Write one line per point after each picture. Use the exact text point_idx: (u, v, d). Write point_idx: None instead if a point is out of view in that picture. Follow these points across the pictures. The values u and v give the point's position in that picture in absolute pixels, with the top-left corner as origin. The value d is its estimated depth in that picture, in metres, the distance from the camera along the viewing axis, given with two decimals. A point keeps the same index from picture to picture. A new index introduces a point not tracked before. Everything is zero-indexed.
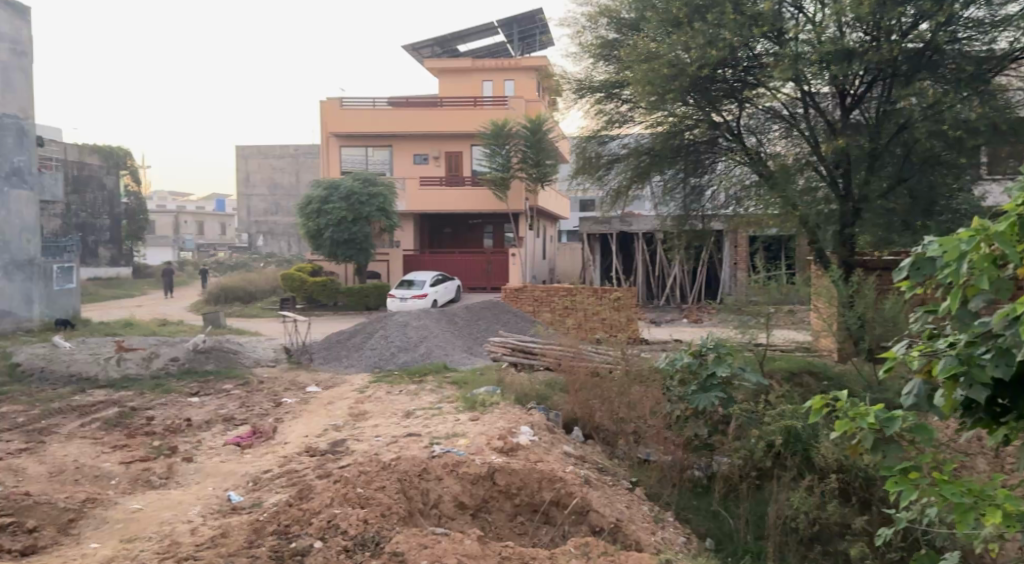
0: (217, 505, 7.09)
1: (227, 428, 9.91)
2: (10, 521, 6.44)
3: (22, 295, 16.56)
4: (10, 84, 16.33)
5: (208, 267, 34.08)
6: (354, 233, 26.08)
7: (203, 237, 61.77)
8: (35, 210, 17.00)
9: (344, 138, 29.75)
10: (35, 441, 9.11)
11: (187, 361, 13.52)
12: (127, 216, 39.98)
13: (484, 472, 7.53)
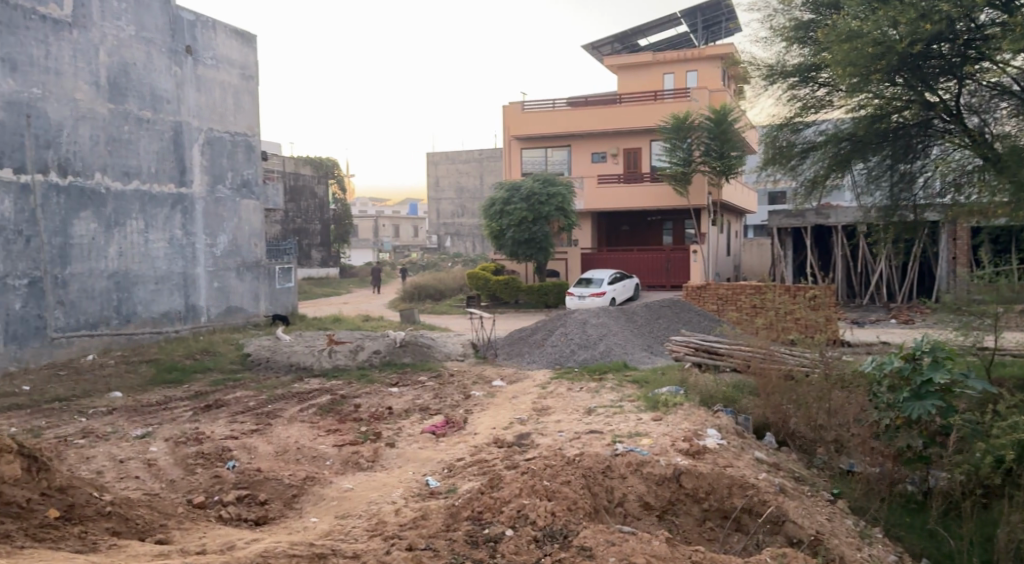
0: (416, 489, 7.53)
1: (423, 417, 10.52)
2: (246, 494, 7.27)
3: (251, 293, 18.60)
4: (240, 106, 18.35)
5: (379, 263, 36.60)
6: (534, 233, 26.63)
7: (398, 239, 65.79)
8: (260, 218, 18.97)
9: (525, 141, 30.64)
10: (264, 423, 10.20)
11: (388, 352, 14.47)
12: (335, 221, 43.63)
13: (670, 474, 7.40)
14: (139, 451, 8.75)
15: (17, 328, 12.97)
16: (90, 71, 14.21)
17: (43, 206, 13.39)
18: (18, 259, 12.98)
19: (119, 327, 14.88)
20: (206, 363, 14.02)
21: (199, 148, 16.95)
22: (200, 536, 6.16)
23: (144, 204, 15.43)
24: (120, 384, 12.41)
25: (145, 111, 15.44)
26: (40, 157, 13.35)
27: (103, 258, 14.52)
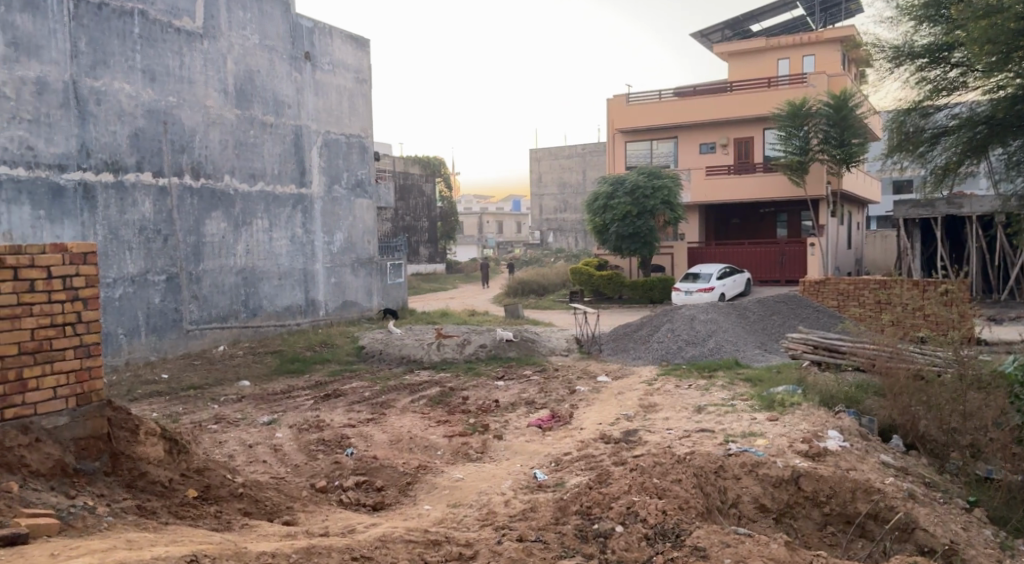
0: (525, 481, 7.60)
1: (529, 411, 10.60)
2: (364, 480, 7.57)
3: (365, 288, 19.37)
4: (355, 109, 19.07)
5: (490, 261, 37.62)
6: (639, 227, 26.24)
7: (501, 236, 66.45)
8: (373, 216, 19.69)
9: (629, 134, 30.33)
10: (378, 412, 10.57)
11: (493, 346, 14.67)
12: (441, 218, 44.59)
13: (787, 476, 7.14)
14: (266, 436, 9.27)
15: (157, 321, 13.89)
16: (219, 80, 15.04)
17: (178, 208, 14.27)
18: (157, 257, 13.88)
19: (247, 320, 15.82)
20: (324, 355, 14.68)
21: (318, 150, 17.74)
22: (322, 519, 6.46)
23: (268, 204, 16.29)
24: (248, 373, 13.19)
25: (268, 116, 16.28)
26: (175, 161, 14.20)
27: (231, 255, 15.42)
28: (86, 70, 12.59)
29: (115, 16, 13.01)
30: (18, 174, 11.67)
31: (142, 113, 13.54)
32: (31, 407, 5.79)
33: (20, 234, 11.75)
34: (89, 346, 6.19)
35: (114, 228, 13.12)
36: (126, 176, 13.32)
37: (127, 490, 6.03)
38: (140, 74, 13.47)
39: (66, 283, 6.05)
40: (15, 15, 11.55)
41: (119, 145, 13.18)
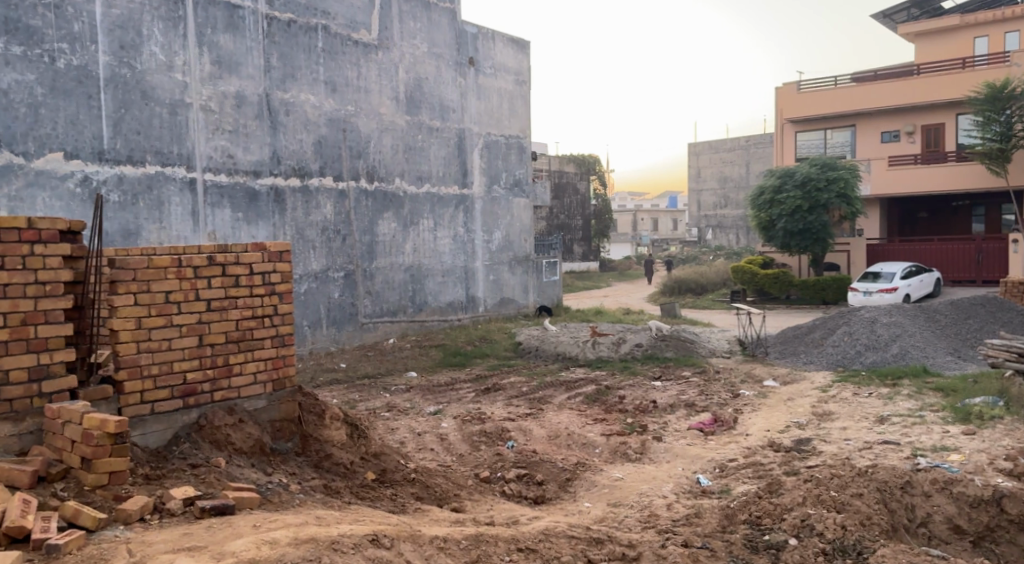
0: (688, 485, 7.43)
1: (690, 413, 10.32)
2: (525, 473, 7.71)
3: (522, 286, 19.78)
4: (515, 110, 19.49)
5: (652, 255, 37.57)
6: (810, 223, 24.81)
7: (657, 233, 65.24)
8: (530, 215, 20.04)
9: (800, 123, 28.83)
10: (535, 408, 10.72)
11: (650, 346, 14.44)
12: (596, 216, 44.54)
13: (988, 497, 6.49)
14: (432, 425, 9.67)
15: (336, 314, 14.89)
16: (392, 88, 15.87)
17: (355, 209, 15.22)
18: (337, 254, 14.88)
19: (414, 315, 16.60)
20: (484, 349, 15.11)
21: (479, 152, 18.27)
22: (488, 508, 6.67)
23: (433, 205, 17.00)
24: (414, 365, 13.84)
25: (435, 121, 16.98)
26: (352, 166, 15.15)
27: (401, 253, 16.24)
28: (277, 83, 13.69)
29: (302, 33, 14.06)
30: (221, 181, 12.87)
31: (324, 122, 14.54)
32: (235, 391, 6.41)
33: (223, 234, 12.95)
34: (283, 337, 6.78)
35: (300, 228, 14.21)
36: (310, 181, 14.37)
37: (314, 469, 6.53)
38: (323, 85, 14.48)
39: (265, 278, 6.65)
40: (219, 35, 12.74)
41: (305, 151, 14.23)
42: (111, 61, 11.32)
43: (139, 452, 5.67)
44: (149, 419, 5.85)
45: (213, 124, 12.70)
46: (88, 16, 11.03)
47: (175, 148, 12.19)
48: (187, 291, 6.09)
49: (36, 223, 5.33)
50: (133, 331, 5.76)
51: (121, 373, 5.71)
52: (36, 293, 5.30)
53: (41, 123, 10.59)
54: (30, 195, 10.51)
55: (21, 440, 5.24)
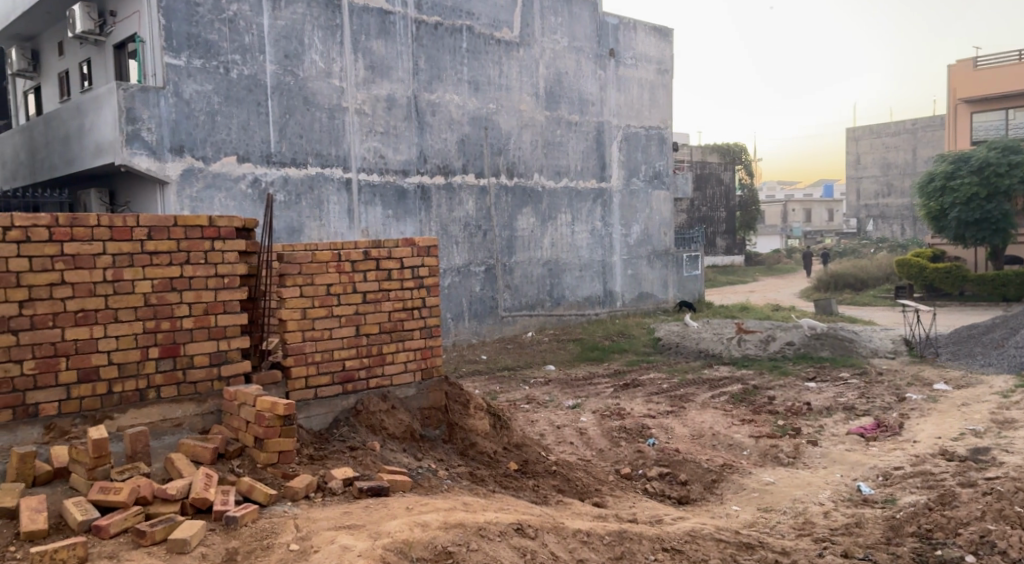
0: (847, 493, 7.01)
1: (848, 417, 9.72)
2: (668, 471, 7.57)
3: (661, 280, 19.43)
4: (657, 101, 19.11)
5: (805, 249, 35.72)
6: (988, 212, 22.65)
7: (810, 224, 61.79)
8: (671, 208, 19.60)
9: (977, 103, 26.45)
10: (678, 406, 10.47)
11: (803, 345, 13.75)
12: (742, 207, 42.91)
13: None
14: (572, 419, 9.68)
15: (477, 307, 15.26)
16: (532, 84, 16.01)
17: (496, 205, 15.51)
18: (478, 249, 15.24)
19: (552, 309, 16.70)
20: (622, 344, 14.96)
21: (618, 144, 18.07)
22: (630, 505, 6.59)
23: (572, 199, 17.01)
24: (552, 359, 13.93)
25: (574, 115, 16.95)
26: (493, 163, 15.42)
27: (540, 248, 16.38)
28: (424, 85, 14.17)
29: (447, 34, 14.47)
30: (373, 180, 13.50)
31: (467, 120, 14.90)
32: (388, 378, 6.72)
33: (374, 231, 13.58)
34: (431, 328, 7.02)
35: (444, 224, 14.66)
36: (454, 178, 14.78)
37: (460, 457, 6.72)
38: (466, 85, 14.83)
39: (414, 272, 6.90)
40: (371, 41, 13.36)
41: (449, 150, 14.65)
42: (276, 70, 12.14)
43: (304, 434, 6.08)
44: (313, 403, 6.27)
45: (366, 127, 13.34)
46: (257, 28, 11.90)
47: (333, 150, 12.90)
48: (345, 284, 6.43)
49: (216, 221, 5.80)
50: (299, 321, 6.18)
51: (288, 359, 6.15)
52: (217, 285, 5.78)
53: (217, 130, 11.51)
54: (208, 196, 11.45)
55: (204, 420, 5.74)
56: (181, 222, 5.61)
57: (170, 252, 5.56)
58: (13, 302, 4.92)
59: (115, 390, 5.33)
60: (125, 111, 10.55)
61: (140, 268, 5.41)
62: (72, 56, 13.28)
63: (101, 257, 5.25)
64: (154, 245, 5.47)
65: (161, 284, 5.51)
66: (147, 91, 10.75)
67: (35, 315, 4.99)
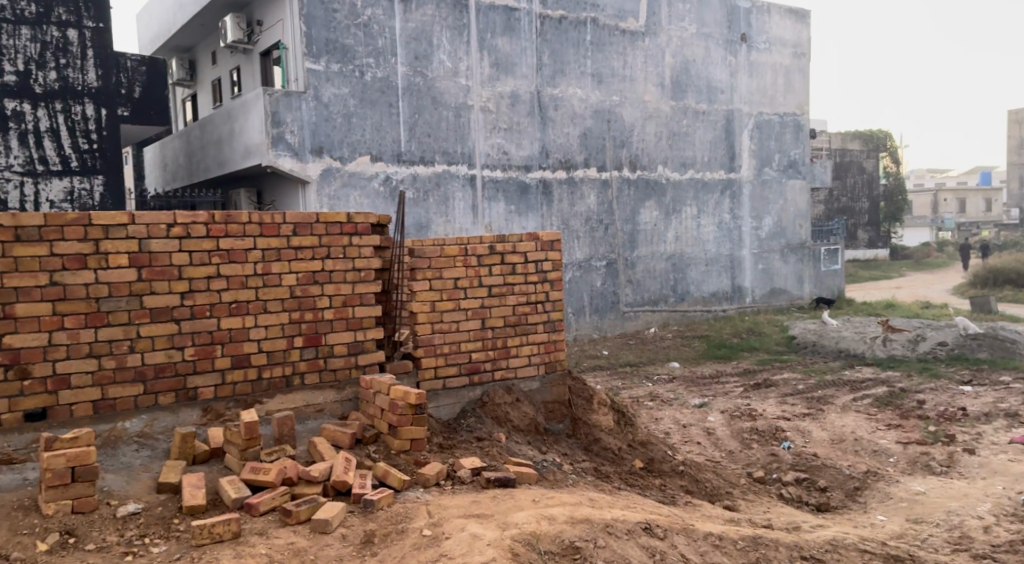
0: (1010, 507, 6.44)
1: (1011, 425, 8.91)
2: (806, 476, 7.22)
3: (796, 276, 18.55)
4: (792, 86, 18.25)
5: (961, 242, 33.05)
6: None
7: (964, 214, 57.06)
8: (807, 198, 18.66)
9: None
10: (816, 408, 9.96)
11: (957, 346, 12.74)
12: (886, 198, 40.27)
13: None
14: (699, 419, 9.41)
15: (598, 302, 15.16)
16: (658, 74, 15.70)
17: (618, 199, 15.33)
18: (599, 243, 15.12)
19: (676, 304, 16.31)
20: (752, 343, 14.41)
21: (749, 133, 17.38)
22: (764, 510, 6.34)
23: (698, 192, 16.54)
24: (677, 356, 13.62)
25: (702, 104, 16.46)
26: (616, 156, 15.25)
27: (663, 242, 16.05)
28: (548, 79, 14.20)
29: (572, 27, 14.43)
30: (496, 176, 13.67)
31: (590, 113, 14.81)
32: (513, 371, 6.78)
33: (497, 226, 13.74)
34: (555, 322, 7.02)
35: (566, 218, 14.66)
36: (576, 172, 14.72)
37: (585, 452, 6.68)
38: (590, 78, 14.74)
39: (538, 266, 6.91)
40: (497, 38, 13.53)
41: (571, 144, 14.61)
42: (407, 71, 12.52)
43: (434, 423, 6.25)
44: (441, 394, 6.43)
45: (490, 123, 13.53)
46: (390, 32, 12.32)
47: (459, 147, 13.15)
48: (471, 278, 6.55)
49: (353, 217, 6.05)
50: (428, 313, 6.35)
51: (418, 350, 6.35)
52: (354, 278, 6.04)
53: (352, 131, 12.01)
54: (345, 195, 11.98)
55: (342, 406, 6.01)
56: (322, 218, 5.89)
57: (312, 247, 5.85)
58: (176, 293, 5.30)
59: (263, 376, 5.67)
60: (271, 115, 11.20)
61: (286, 262, 5.73)
62: (223, 64, 14.26)
63: (252, 252, 5.59)
64: (298, 240, 5.78)
65: (304, 277, 5.81)
66: (290, 95, 11.37)
67: (195, 305, 5.37)
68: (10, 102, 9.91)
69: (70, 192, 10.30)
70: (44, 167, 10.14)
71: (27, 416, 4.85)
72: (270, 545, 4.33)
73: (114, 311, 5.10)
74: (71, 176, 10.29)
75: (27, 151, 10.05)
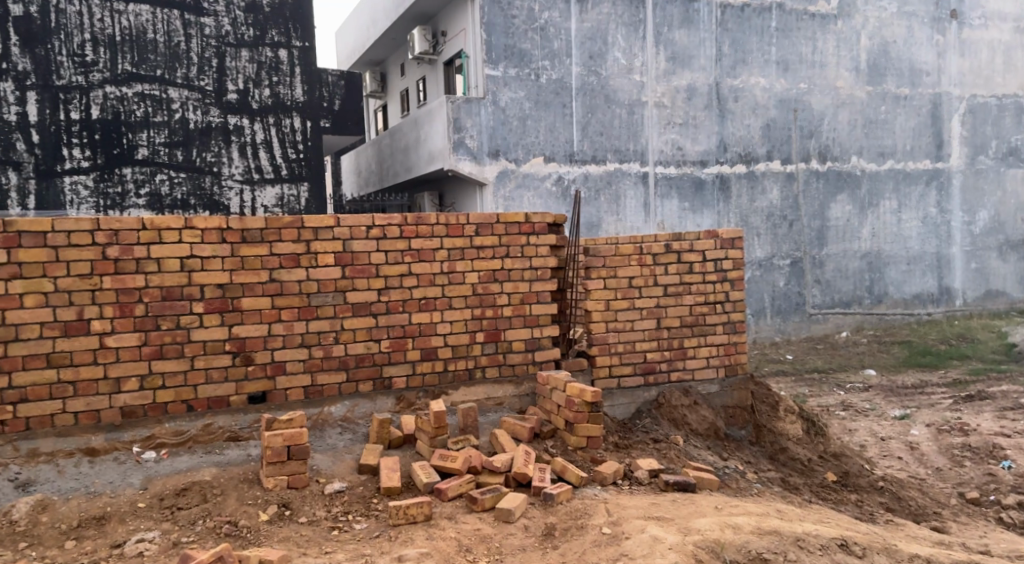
0: None
1: None
2: None
3: (1016, 276, 16.59)
4: (1012, 63, 16.33)
5: None
6: None
7: None
8: None
9: None
10: None
11: None
12: None
13: None
14: (901, 432, 8.68)
15: (782, 304, 14.43)
16: (852, 58, 14.66)
17: (804, 193, 14.50)
18: (783, 241, 14.39)
19: (872, 306, 15.14)
20: (963, 350, 13.07)
21: (960, 118, 15.76)
22: (980, 535, 5.72)
23: (898, 183, 15.25)
24: (873, 363, 12.65)
25: (903, 88, 15.15)
26: (804, 148, 14.43)
27: (857, 239, 14.96)
28: (728, 70, 13.69)
29: (755, 15, 13.82)
30: (671, 172, 13.39)
31: (775, 103, 14.11)
32: (690, 373, 6.62)
33: (671, 224, 13.49)
34: (736, 324, 6.76)
35: (745, 215, 14.10)
36: (757, 166, 14.09)
37: (770, 461, 6.38)
38: (774, 66, 14.05)
39: (718, 265, 6.67)
40: (674, 31, 13.25)
41: (753, 137, 14.00)
42: (581, 71, 12.59)
43: (609, 422, 6.25)
44: (616, 392, 6.42)
45: (666, 119, 13.27)
46: (566, 33, 12.44)
47: (632, 144, 13.02)
48: (646, 277, 6.46)
49: (530, 218, 6.17)
50: (602, 312, 6.35)
51: (592, 349, 6.38)
52: (531, 277, 6.18)
53: (528, 133, 12.26)
54: (519, 195, 12.29)
55: (521, 401, 6.16)
56: (502, 219, 6.06)
57: (493, 247, 6.04)
58: (373, 290, 5.68)
59: (449, 368, 5.94)
60: (452, 120, 11.70)
61: (469, 261, 5.96)
62: (410, 75, 15.10)
63: (439, 252, 5.87)
64: (480, 240, 5.99)
65: (485, 275, 6.02)
66: (470, 101, 11.82)
67: (390, 301, 5.73)
68: (232, 117, 10.71)
69: (281, 198, 11.08)
70: (259, 175, 10.93)
71: (250, 398, 5.39)
72: (458, 529, 4.53)
73: (322, 305, 5.55)
74: (282, 183, 11.08)
75: (245, 162, 10.83)
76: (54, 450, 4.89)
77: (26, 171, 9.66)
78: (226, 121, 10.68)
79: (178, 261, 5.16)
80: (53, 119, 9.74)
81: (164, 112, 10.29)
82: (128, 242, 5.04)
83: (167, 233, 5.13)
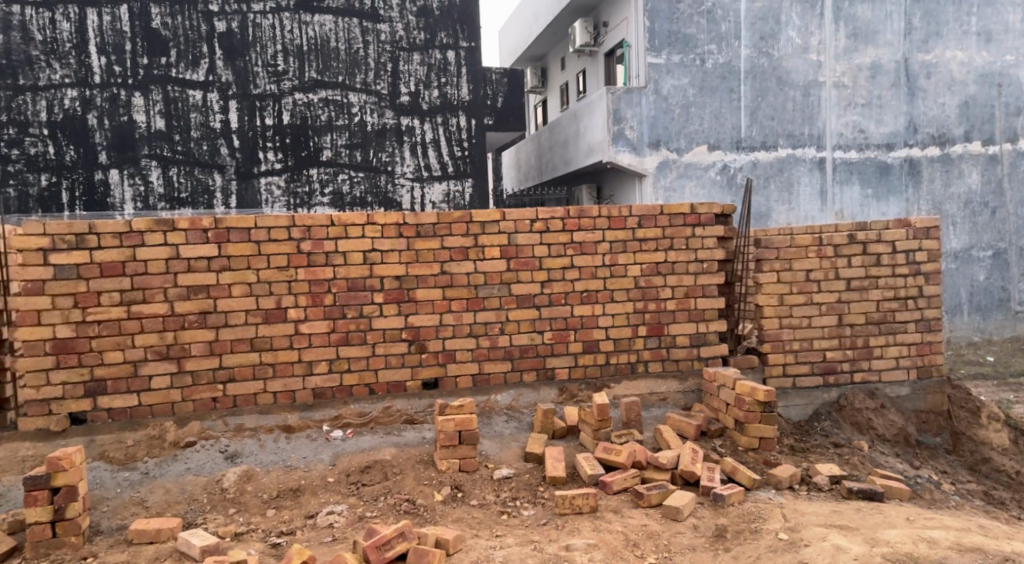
0: None
1: None
2: None
3: None
4: None
5: None
6: None
7: None
8: None
9: None
10: None
11: None
12: None
13: None
14: None
15: (982, 299, 13.10)
16: None
17: (1010, 177, 13.06)
18: (983, 230, 13.06)
19: None
20: None
21: None
22: None
23: None
24: None
25: None
26: (1010, 126, 12.99)
27: None
28: (919, 45, 12.57)
29: None
30: (852, 157, 12.51)
31: (974, 79, 12.81)
32: (876, 374, 6.17)
33: (851, 212, 12.64)
34: (929, 321, 6.20)
35: (938, 201, 12.91)
36: (953, 148, 12.85)
37: (970, 473, 5.85)
38: (975, 38, 12.74)
39: (909, 257, 6.14)
40: (857, 6, 12.33)
41: (948, 116, 12.77)
42: (751, 54, 12.04)
43: (784, 423, 5.97)
44: (791, 393, 6.11)
45: (846, 100, 12.41)
46: (734, 15, 11.95)
47: (807, 129, 12.30)
48: (826, 269, 6.07)
49: (697, 208, 5.98)
50: (775, 307, 6.07)
51: (764, 345, 6.11)
52: (697, 269, 5.99)
53: (692, 121, 11.93)
54: (681, 186, 11.99)
55: (686, 397, 6.01)
56: (667, 210, 5.93)
57: (656, 239, 5.92)
58: (537, 282, 5.76)
59: (611, 361, 5.91)
60: (613, 112, 11.62)
61: (632, 253, 5.89)
62: (571, 69, 15.13)
63: (602, 244, 5.84)
64: (644, 232, 5.89)
65: (648, 268, 5.92)
66: (631, 92, 11.68)
67: (552, 293, 5.79)
68: (404, 118, 11.22)
69: (448, 194, 11.49)
70: (429, 173, 11.38)
71: (424, 385, 5.66)
72: (625, 523, 4.49)
73: (489, 297, 5.71)
74: (449, 179, 11.48)
75: (416, 160, 11.32)
76: (256, 426, 5.38)
77: (228, 173, 10.65)
78: (399, 122, 11.21)
79: (361, 255, 5.49)
80: (251, 125, 10.67)
81: (345, 115, 10.97)
82: (318, 237, 5.42)
83: (351, 229, 5.47)
